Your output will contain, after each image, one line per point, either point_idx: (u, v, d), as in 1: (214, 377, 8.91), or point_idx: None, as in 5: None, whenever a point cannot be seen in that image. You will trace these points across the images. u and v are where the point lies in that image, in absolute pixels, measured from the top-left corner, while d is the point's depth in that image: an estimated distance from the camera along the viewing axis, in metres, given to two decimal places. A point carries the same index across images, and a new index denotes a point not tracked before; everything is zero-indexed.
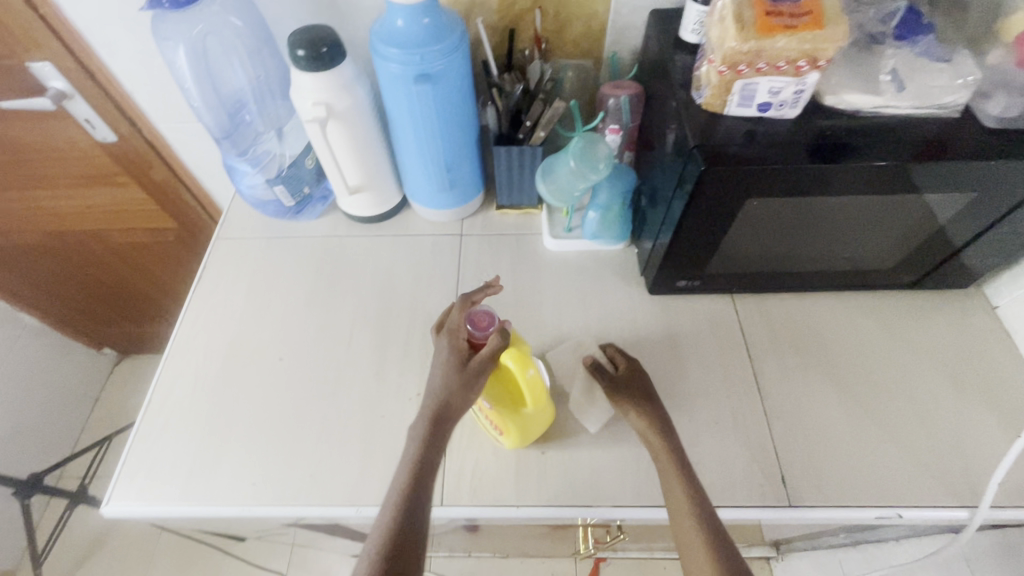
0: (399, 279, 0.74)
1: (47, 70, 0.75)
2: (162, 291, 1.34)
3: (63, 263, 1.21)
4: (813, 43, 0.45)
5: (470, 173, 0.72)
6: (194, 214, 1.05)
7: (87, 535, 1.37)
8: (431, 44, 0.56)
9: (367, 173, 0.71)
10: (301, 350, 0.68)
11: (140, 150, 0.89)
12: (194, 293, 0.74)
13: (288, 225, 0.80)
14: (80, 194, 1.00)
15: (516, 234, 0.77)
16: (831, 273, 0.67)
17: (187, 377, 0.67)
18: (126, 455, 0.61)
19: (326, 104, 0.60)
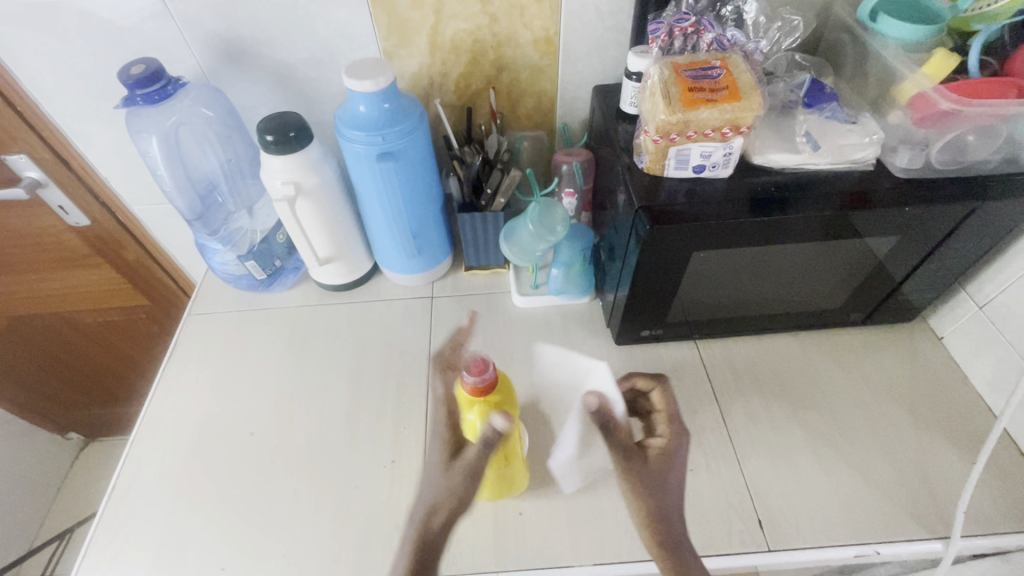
0: (372, 344, 0.75)
1: (22, 161, 0.77)
2: (133, 370, 1.32)
3: (29, 347, 1.19)
4: (733, 112, 0.50)
5: (437, 238, 0.76)
6: (167, 290, 1.06)
7: None
8: (391, 126, 0.60)
9: (337, 244, 0.73)
10: (271, 423, 0.67)
11: (113, 231, 0.91)
12: (164, 371, 0.73)
13: (261, 297, 0.81)
14: (50, 277, 1.00)
15: (486, 294, 0.79)
16: (784, 315, 0.70)
17: (153, 459, 0.65)
18: (86, 549, 0.59)
19: (294, 183, 0.64)
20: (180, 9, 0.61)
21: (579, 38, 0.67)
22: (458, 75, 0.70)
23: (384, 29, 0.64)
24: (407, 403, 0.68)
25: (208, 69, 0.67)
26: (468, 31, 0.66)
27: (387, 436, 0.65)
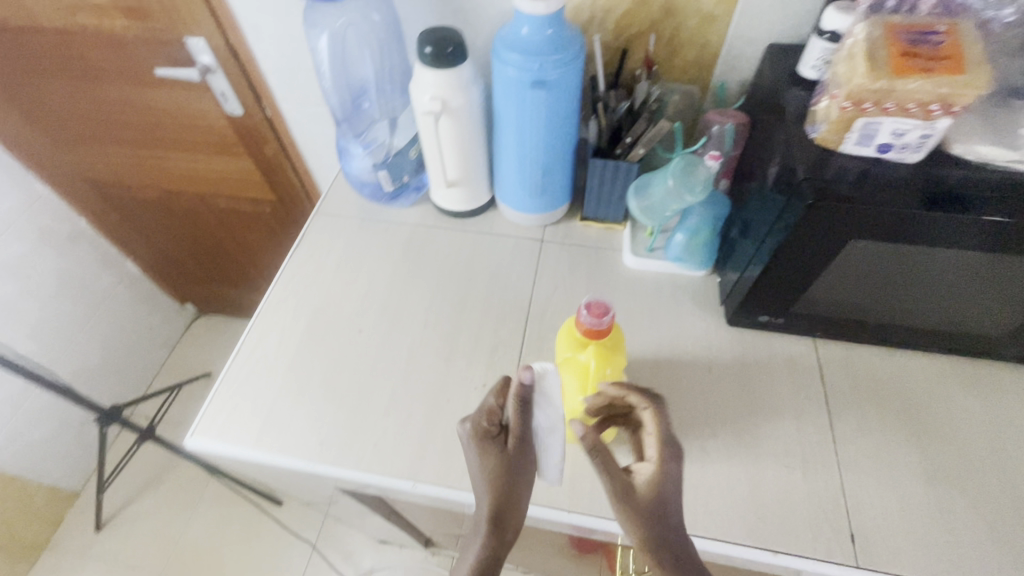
0: (478, 274, 0.76)
1: (199, 45, 0.84)
2: (248, 260, 1.45)
3: (170, 220, 1.34)
4: (951, 88, 0.44)
5: (561, 182, 0.74)
6: (293, 191, 1.14)
7: (145, 472, 1.48)
8: (550, 55, 0.59)
9: (465, 170, 0.75)
10: (378, 326, 0.71)
11: (261, 126, 0.98)
12: (290, 259, 0.80)
13: (381, 208, 0.85)
14: (199, 159, 1.10)
15: (596, 248, 0.78)
16: (926, 333, 0.63)
17: (274, 335, 0.71)
18: (213, 396, 0.67)
19: (442, 100, 0.65)
20: None
21: None
22: (622, 13, 0.66)
23: None
24: (505, 336, 0.70)
25: None
26: None
27: (482, 362, 0.67)
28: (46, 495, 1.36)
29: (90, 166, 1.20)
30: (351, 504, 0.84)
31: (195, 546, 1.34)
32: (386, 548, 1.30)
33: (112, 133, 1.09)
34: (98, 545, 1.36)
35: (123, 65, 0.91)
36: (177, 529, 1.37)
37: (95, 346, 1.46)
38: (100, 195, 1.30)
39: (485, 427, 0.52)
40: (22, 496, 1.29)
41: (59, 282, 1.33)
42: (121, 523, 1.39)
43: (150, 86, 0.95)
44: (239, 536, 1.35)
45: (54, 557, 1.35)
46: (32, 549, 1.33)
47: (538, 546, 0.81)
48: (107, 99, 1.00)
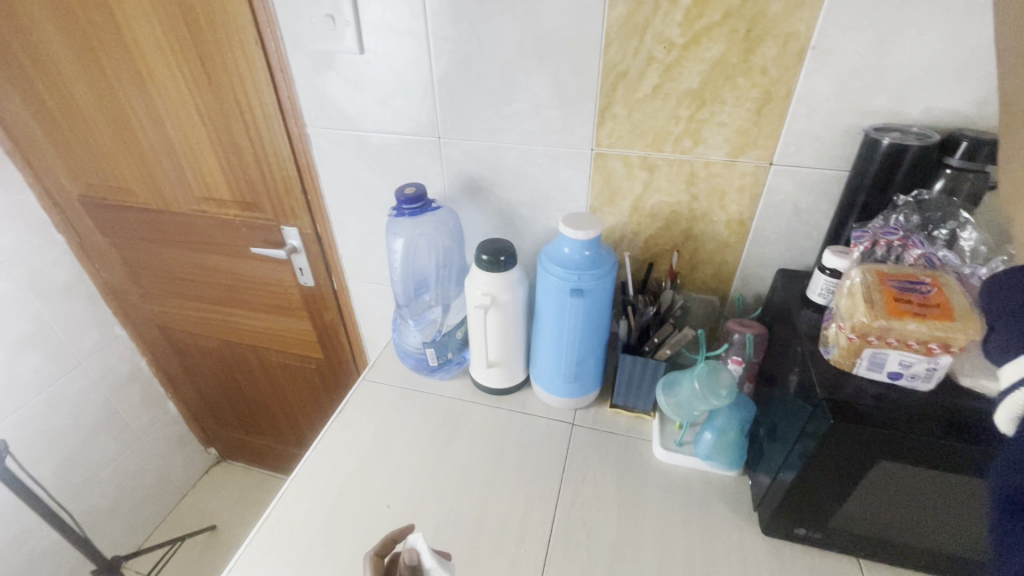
0: (508, 453, 0.78)
1: (292, 231, 1.01)
2: (283, 410, 1.49)
3: (222, 368, 1.43)
4: (944, 332, 0.50)
5: (594, 371, 0.80)
6: (341, 354, 1.23)
7: None
8: (588, 269, 0.69)
9: (505, 353, 0.82)
10: (408, 502, 0.72)
11: (326, 295, 1.11)
12: (333, 422, 0.84)
13: (423, 379, 0.91)
14: (264, 318, 1.23)
15: (626, 436, 0.80)
16: (984, 567, 0.59)
17: (305, 500, 0.72)
18: (234, 563, 0.66)
19: (491, 296, 0.75)
20: (448, 152, 0.80)
21: (771, 226, 0.73)
22: (649, 235, 0.79)
23: (597, 190, 0.77)
24: (532, 524, 0.69)
25: (451, 195, 0.84)
26: (669, 203, 0.75)
27: (507, 551, 0.66)
28: None
29: (168, 316, 1.34)
30: None
31: None
32: None
33: (197, 291, 1.24)
34: None
35: (226, 241, 1.09)
36: None
37: (114, 486, 1.45)
38: (166, 341, 1.42)
39: None
40: None
41: (104, 418, 1.39)
42: None
43: (242, 258, 1.11)
44: None
45: None
46: None
47: None
48: (204, 265, 1.17)
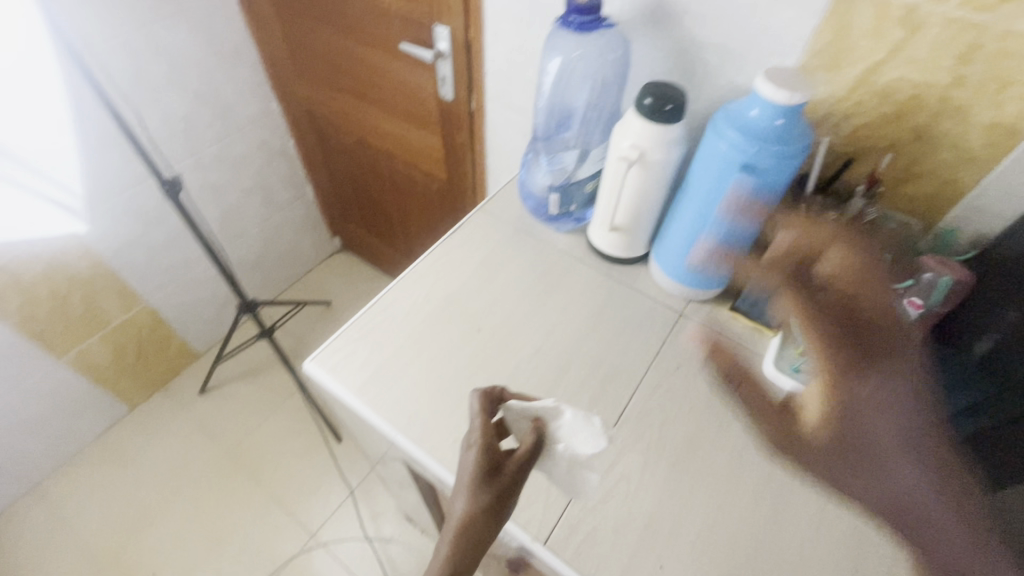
0: (604, 321, 0.75)
1: (443, 32, 0.93)
2: (400, 221, 1.58)
3: (354, 166, 1.51)
4: None
5: (727, 268, 0.70)
6: (462, 181, 1.22)
7: (252, 361, 1.69)
8: (771, 144, 0.57)
9: (633, 221, 0.74)
10: (497, 333, 0.73)
11: (461, 115, 1.06)
12: (444, 240, 0.85)
13: (537, 225, 0.87)
14: (399, 125, 1.23)
15: (735, 344, 0.73)
16: None
17: (407, 301, 0.76)
18: (340, 333, 0.73)
19: (640, 151, 0.64)
20: None
21: None
22: (863, 123, 0.61)
23: (819, 46, 0.59)
24: (609, 393, 0.68)
25: (630, 19, 0.70)
26: (914, 83, 0.56)
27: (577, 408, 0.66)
28: (179, 347, 1.61)
29: (316, 102, 1.39)
30: (402, 477, 0.88)
31: (261, 441, 1.53)
32: (409, 526, 1.39)
33: (344, 81, 1.25)
34: (196, 405, 1.59)
35: (377, 30, 1.05)
36: (254, 421, 1.56)
37: (259, 244, 1.69)
38: (312, 127, 1.50)
39: (485, 441, 0.54)
40: (163, 340, 1.55)
41: (256, 184, 1.56)
42: (219, 395, 1.61)
43: (390, 54, 1.07)
44: (297, 452, 1.51)
45: (164, 400, 1.60)
46: (152, 384, 1.59)
47: None
48: (353, 54, 1.15)
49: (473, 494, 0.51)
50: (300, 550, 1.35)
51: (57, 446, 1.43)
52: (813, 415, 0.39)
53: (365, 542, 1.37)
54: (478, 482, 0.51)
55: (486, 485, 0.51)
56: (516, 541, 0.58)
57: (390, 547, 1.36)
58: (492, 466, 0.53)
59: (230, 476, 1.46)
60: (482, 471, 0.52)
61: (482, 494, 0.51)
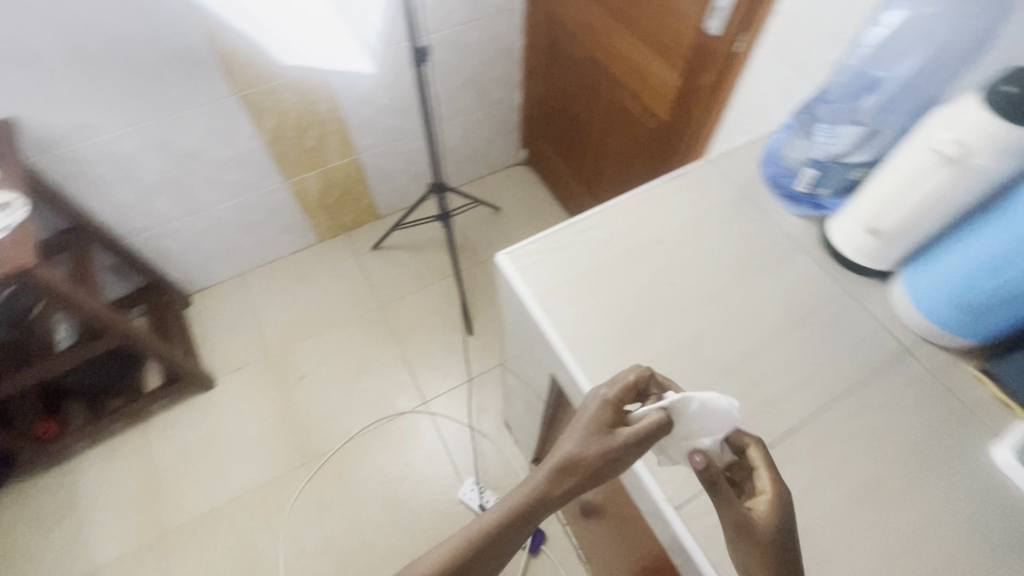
0: (811, 325, 0.67)
1: None
2: (594, 151, 1.54)
3: (572, 81, 1.47)
4: None
5: (1004, 321, 0.57)
6: (684, 128, 1.13)
7: (419, 238, 1.85)
8: None
9: (901, 228, 0.62)
10: (691, 294, 0.69)
11: (718, 55, 0.95)
12: (662, 182, 0.80)
13: (768, 197, 0.78)
14: (640, 50, 1.15)
15: (966, 409, 0.61)
16: None
17: (608, 230, 0.75)
18: (538, 238, 0.74)
19: (960, 148, 0.53)
20: None
21: None
22: None
23: None
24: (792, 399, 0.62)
25: None
26: None
27: (748, 402, 0.62)
28: (368, 204, 1.81)
29: (561, 5, 1.35)
30: (533, 388, 0.92)
31: (407, 308, 1.70)
32: (505, 431, 1.49)
33: None
34: (366, 258, 1.80)
35: None
36: (407, 289, 1.74)
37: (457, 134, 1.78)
38: (547, 31, 1.47)
39: (615, 401, 0.55)
40: (359, 194, 1.74)
41: (476, 76, 1.61)
42: (386, 256, 1.81)
43: None
44: (433, 329, 1.66)
45: (344, 244, 1.83)
46: (339, 227, 1.82)
47: (632, 553, 0.81)
48: None
49: (583, 439, 0.53)
50: (412, 410, 1.53)
51: (263, 250, 1.73)
52: (759, 511, 0.49)
53: (464, 427, 1.50)
54: (592, 430, 0.53)
55: (598, 437, 0.53)
56: (647, 494, 0.58)
57: (484, 441, 1.48)
58: (612, 425, 0.54)
59: (376, 327, 1.67)
60: (600, 425, 0.54)
61: (591, 442, 0.53)
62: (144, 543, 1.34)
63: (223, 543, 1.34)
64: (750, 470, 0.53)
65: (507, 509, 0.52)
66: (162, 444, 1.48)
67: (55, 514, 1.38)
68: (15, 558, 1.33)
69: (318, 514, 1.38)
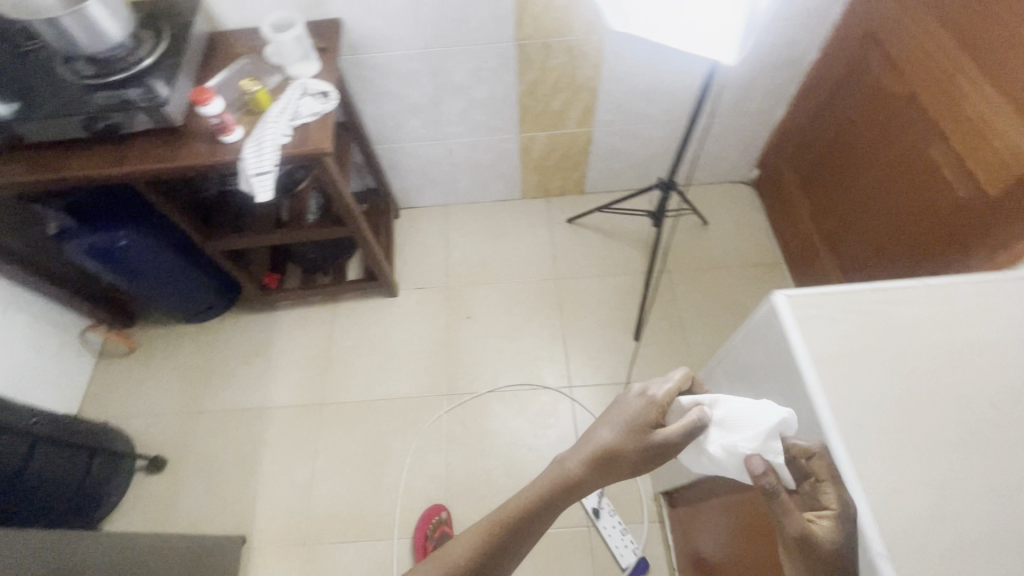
0: None
1: None
2: (851, 202, 1.35)
3: (861, 117, 1.28)
4: None
5: None
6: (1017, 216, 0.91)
7: (614, 225, 1.81)
8: None
9: None
10: (1009, 428, 0.58)
11: None
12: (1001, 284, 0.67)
13: None
14: (992, 108, 0.94)
15: None
16: None
17: (918, 315, 0.65)
18: (829, 294, 0.66)
19: None
20: None
21: None
22: None
23: None
24: None
25: None
26: None
27: None
28: (579, 177, 1.80)
29: (892, 28, 1.15)
30: None
31: (582, 290, 1.69)
32: None
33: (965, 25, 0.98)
34: (559, 228, 1.81)
35: None
36: (587, 272, 1.72)
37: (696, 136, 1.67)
38: (855, 52, 1.28)
39: (659, 404, 0.70)
40: (576, 165, 1.74)
41: (746, 81, 1.47)
42: (577, 233, 1.80)
43: None
44: (600, 319, 1.63)
45: (542, 207, 1.86)
46: (544, 190, 1.85)
47: None
48: None
49: (620, 437, 0.70)
50: (558, 388, 1.53)
51: (473, 189, 1.82)
52: (822, 528, 0.56)
53: None
54: (628, 430, 0.70)
55: (634, 436, 0.70)
56: None
57: None
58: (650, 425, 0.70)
59: (548, 297, 1.69)
60: (637, 426, 0.70)
61: (626, 439, 0.70)
62: (306, 404, 1.55)
63: (363, 433, 1.50)
64: (817, 481, 0.59)
65: (543, 484, 0.73)
66: (343, 327, 1.68)
67: (253, 350, 1.65)
68: (219, 370, 1.62)
69: (444, 445, 1.47)
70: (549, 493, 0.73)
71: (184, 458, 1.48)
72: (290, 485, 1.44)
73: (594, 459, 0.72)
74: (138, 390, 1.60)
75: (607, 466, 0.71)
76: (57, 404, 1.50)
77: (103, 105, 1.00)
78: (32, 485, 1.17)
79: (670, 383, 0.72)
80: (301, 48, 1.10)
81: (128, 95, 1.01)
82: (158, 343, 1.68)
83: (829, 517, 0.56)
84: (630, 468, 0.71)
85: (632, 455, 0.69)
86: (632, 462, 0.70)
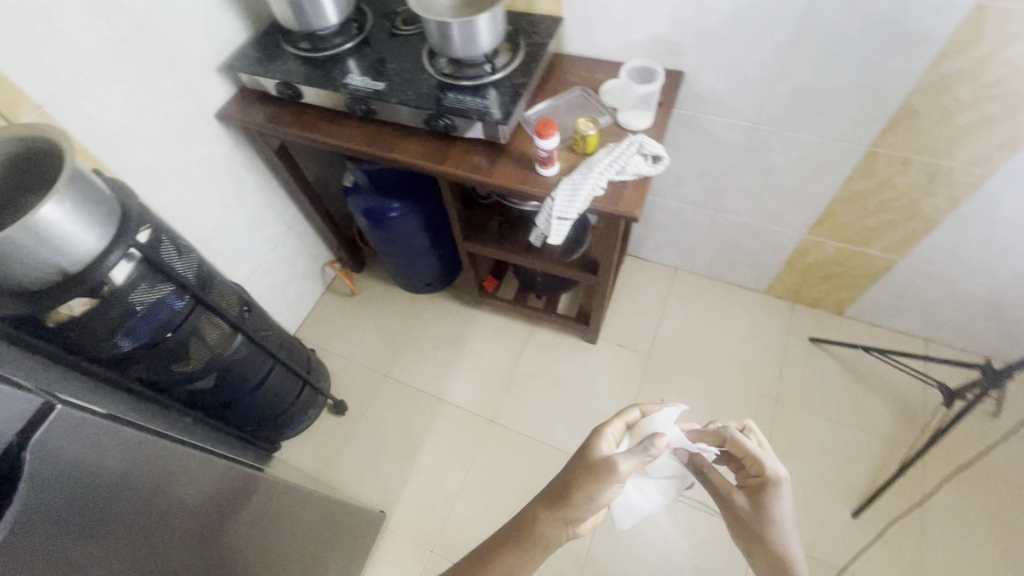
0: None
1: None
2: None
3: None
4: None
5: None
6: None
7: (866, 367, 1.51)
8: None
9: None
10: None
11: None
12: None
13: None
14: None
15: None
16: None
17: None
18: None
19: None
20: None
21: None
22: None
23: None
24: None
25: None
26: None
27: None
28: (845, 298, 1.53)
29: None
30: None
31: (800, 426, 1.45)
32: None
33: None
34: (794, 343, 1.58)
35: None
36: (814, 408, 1.47)
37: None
38: None
39: (613, 431, 0.85)
40: (850, 285, 1.48)
41: None
42: (816, 357, 1.55)
43: None
44: (814, 470, 1.39)
45: (783, 313, 1.63)
46: (793, 294, 1.61)
47: None
48: None
49: (574, 469, 0.80)
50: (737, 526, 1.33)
51: (712, 264, 1.66)
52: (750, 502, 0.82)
53: None
54: (580, 460, 0.81)
55: (584, 461, 0.79)
56: None
57: None
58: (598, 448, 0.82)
59: (758, 416, 1.48)
60: (588, 453, 0.81)
61: (579, 468, 0.79)
62: (477, 414, 1.55)
63: (520, 471, 1.45)
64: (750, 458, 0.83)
65: (505, 534, 0.80)
66: (532, 351, 1.65)
67: (447, 340, 1.70)
68: (412, 343, 1.70)
69: None
70: (508, 543, 0.79)
71: (361, 414, 1.58)
72: (439, 488, 1.45)
73: (553, 494, 0.79)
74: (345, 334, 1.74)
75: (563, 503, 0.77)
76: (286, 321, 1.70)
77: (447, 105, 1.03)
78: (251, 407, 1.31)
79: (619, 416, 0.87)
80: (644, 99, 1.03)
81: (471, 103, 1.03)
82: (372, 295, 1.82)
83: (761, 489, 0.81)
84: (586, 492, 0.76)
85: (581, 480, 0.77)
86: (585, 491, 0.76)
